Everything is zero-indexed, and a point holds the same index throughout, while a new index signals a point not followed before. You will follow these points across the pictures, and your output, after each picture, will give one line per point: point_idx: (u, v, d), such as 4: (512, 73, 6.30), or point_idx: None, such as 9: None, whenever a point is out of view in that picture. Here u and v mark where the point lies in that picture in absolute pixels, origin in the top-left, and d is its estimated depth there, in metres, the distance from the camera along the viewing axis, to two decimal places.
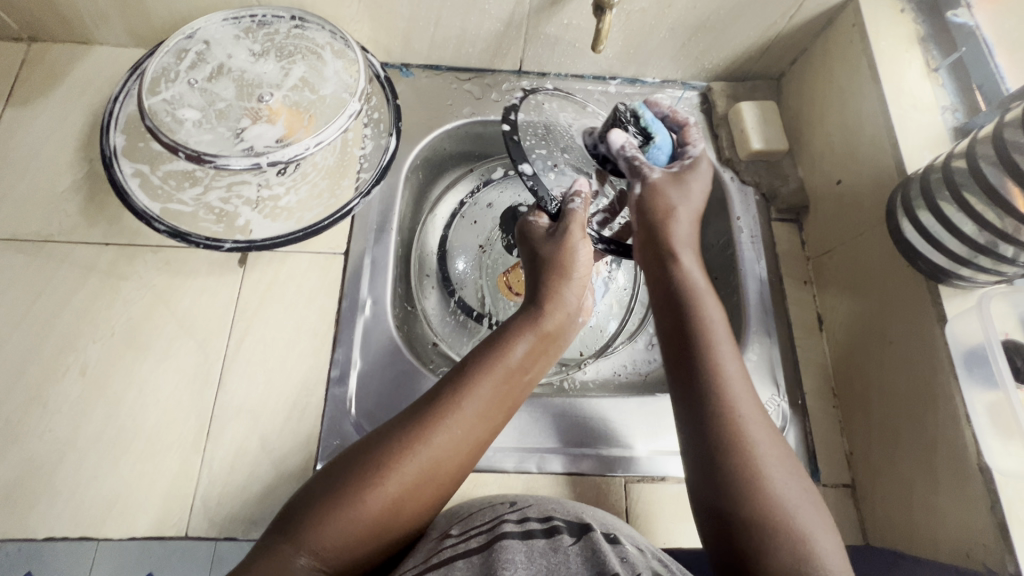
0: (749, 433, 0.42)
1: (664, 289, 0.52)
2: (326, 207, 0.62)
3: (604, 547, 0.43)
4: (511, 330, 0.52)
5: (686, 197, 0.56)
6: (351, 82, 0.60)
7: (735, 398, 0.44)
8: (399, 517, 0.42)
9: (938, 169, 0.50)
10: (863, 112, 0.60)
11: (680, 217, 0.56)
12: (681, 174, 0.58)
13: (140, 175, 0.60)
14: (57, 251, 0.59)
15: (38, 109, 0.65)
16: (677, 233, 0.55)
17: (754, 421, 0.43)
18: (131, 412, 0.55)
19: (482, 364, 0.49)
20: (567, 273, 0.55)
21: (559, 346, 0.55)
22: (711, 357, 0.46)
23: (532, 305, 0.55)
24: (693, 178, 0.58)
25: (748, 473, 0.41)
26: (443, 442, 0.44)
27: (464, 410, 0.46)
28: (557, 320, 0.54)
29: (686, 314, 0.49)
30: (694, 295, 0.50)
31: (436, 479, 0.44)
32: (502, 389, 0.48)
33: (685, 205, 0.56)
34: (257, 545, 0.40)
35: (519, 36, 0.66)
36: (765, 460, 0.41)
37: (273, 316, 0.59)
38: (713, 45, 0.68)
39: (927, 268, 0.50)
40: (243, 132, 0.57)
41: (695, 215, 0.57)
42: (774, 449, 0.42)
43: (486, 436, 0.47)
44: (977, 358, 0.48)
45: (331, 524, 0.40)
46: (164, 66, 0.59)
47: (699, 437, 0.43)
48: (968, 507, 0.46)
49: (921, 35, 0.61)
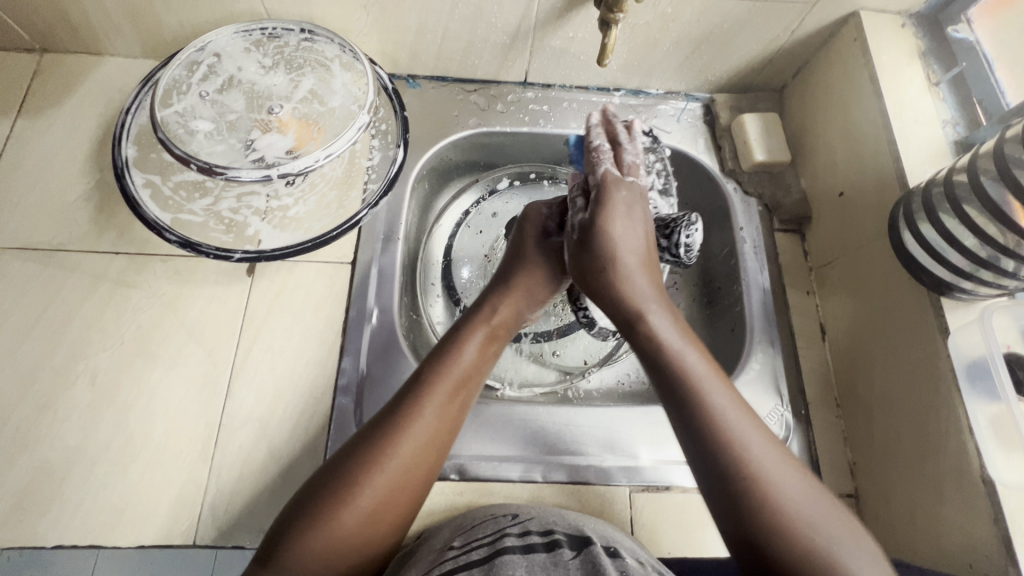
0: (778, 492, 0.39)
1: (649, 359, 0.47)
2: (334, 217, 0.62)
3: (605, 561, 0.43)
4: (458, 334, 0.53)
5: (620, 237, 0.53)
6: (359, 95, 0.62)
7: (747, 454, 0.40)
8: (380, 524, 0.43)
9: (940, 182, 0.51)
10: (865, 125, 0.61)
11: (629, 255, 0.52)
12: (602, 212, 0.53)
13: (151, 185, 0.60)
14: (68, 260, 0.60)
15: (49, 119, 0.66)
16: (635, 279, 0.51)
17: (776, 476, 0.40)
18: (140, 420, 0.55)
19: (436, 367, 0.49)
20: (536, 290, 0.59)
21: (510, 341, 0.57)
22: (710, 418, 0.42)
23: (479, 306, 0.56)
24: (617, 215, 0.53)
25: (789, 535, 0.37)
26: (409, 449, 0.45)
27: (424, 414, 0.46)
28: (506, 316, 0.56)
29: (673, 376, 0.45)
30: (674, 353, 0.46)
31: (410, 483, 0.45)
32: (461, 388, 0.49)
33: (632, 277, 0.51)
34: (248, 569, 0.41)
35: (525, 48, 0.67)
36: (803, 519, 0.38)
37: (280, 324, 0.60)
38: (716, 57, 0.69)
39: (930, 281, 0.51)
40: (253, 142, 0.58)
41: (643, 258, 0.53)
42: (809, 503, 0.39)
43: (448, 434, 0.48)
44: (979, 370, 0.48)
45: (314, 540, 0.41)
46: (175, 79, 0.59)
47: (731, 511, 0.39)
48: (970, 520, 0.47)
49: (921, 50, 0.62)
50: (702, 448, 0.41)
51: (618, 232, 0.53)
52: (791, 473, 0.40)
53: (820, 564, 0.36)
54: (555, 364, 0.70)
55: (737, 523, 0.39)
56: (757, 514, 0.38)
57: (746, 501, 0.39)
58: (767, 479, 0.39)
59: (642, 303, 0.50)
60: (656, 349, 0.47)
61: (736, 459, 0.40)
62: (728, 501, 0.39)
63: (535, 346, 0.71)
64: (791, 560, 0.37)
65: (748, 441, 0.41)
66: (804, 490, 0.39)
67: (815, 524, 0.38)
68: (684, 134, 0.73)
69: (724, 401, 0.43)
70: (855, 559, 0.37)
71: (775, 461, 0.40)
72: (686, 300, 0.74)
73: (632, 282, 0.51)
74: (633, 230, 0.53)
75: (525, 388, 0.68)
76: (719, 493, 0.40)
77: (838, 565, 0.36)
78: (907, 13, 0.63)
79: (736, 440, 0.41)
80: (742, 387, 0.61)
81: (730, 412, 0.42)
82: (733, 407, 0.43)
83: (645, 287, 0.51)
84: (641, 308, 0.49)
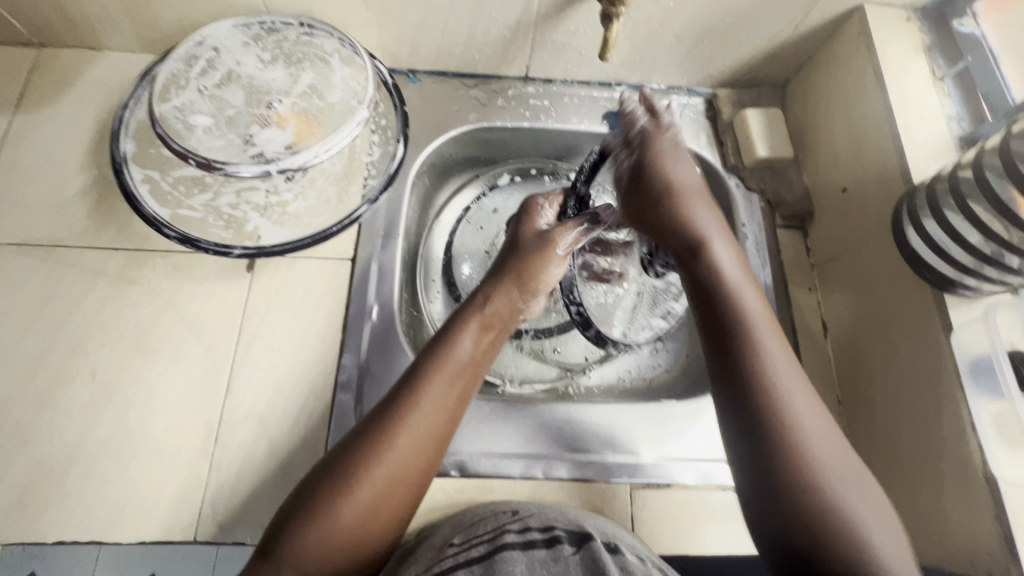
0: (797, 425, 0.41)
1: (702, 285, 0.49)
2: (334, 213, 0.62)
3: (604, 557, 0.43)
4: (453, 324, 0.53)
5: (677, 178, 0.52)
6: (358, 90, 0.61)
7: (782, 386, 0.43)
8: (377, 519, 0.43)
9: (945, 179, 0.50)
10: (869, 120, 0.60)
11: (690, 195, 0.52)
12: (657, 156, 0.53)
13: (150, 181, 0.60)
14: (66, 256, 0.60)
15: (47, 114, 0.65)
16: (698, 211, 0.52)
17: (800, 410, 0.42)
18: (140, 416, 0.55)
19: (433, 359, 0.49)
20: (529, 280, 0.57)
21: (508, 332, 0.57)
22: (752, 345, 0.45)
23: (474, 294, 0.56)
24: (673, 159, 0.53)
25: (795, 464, 0.40)
26: (405, 443, 0.45)
27: (422, 406, 0.46)
28: (503, 309, 0.55)
29: (723, 301, 0.47)
30: (728, 285, 0.48)
31: (407, 478, 0.44)
32: (457, 381, 0.49)
33: (694, 214, 0.52)
34: (247, 566, 0.41)
35: (525, 42, 0.66)
36: (814, 454, 0.40)
37: (280, 320, 0.59)
38: (719, 52, 0.68)
39: (933, 278, 0.50)
40: (252, 137, 0.58)
41: (705, 198, 0.53)
42: (825, 444, 0.41)
43: (446, 427, 0.47)
44: (982, 367, 0.48)
45: (312, 536, 0.41)
46: (174, 73, 0.59)
47: (748, 427, 0.42)
48: (972, 518, 0.47)
49: (926, 45, 0.61)
50: (734, 365, 0.44)
51: (673, 176, 0.52)
52: (816, 406, 0.43)
53: (815, 494, 0.39)
54: (555, 361, 0.70)
55: (749, 436, 0.42)
56: (771, 429, 0.41)
57: (763, 417, 0.42)
58: (791, 406, 0.42)
59: (705, 232, 0.51)
60: (713, 277, 0.49)
61: (764, 381, 0.43)
62: (747, 412, 0.43)
63: (536, 342, 0.71)
64: (788, 473, 0.40)
65: (782, 373, 0.44)
66: (824, 433, 0.42)
67: (823, 451, 0.41)
68: (686, 129, 0.72)
69: (771, 340, 0.45)
70: (857, 502, 0.39)
71: (804, 392, 0.43)
72: None
73: (696, 221, 0.51)
74: (688, 172, 0.53)
75: (526, 385, 0.68)
76: (737, 407, 0.43)
77: (830, 486, 0.39)
78: (912, 7, 0.62)
79: (771, 367, 0.44)
80: None
81: (772, 347, 0.45)
82: (777, 344, 0.45)
83: (707, 219, 0.52)
84: (703, 237, 0.50)
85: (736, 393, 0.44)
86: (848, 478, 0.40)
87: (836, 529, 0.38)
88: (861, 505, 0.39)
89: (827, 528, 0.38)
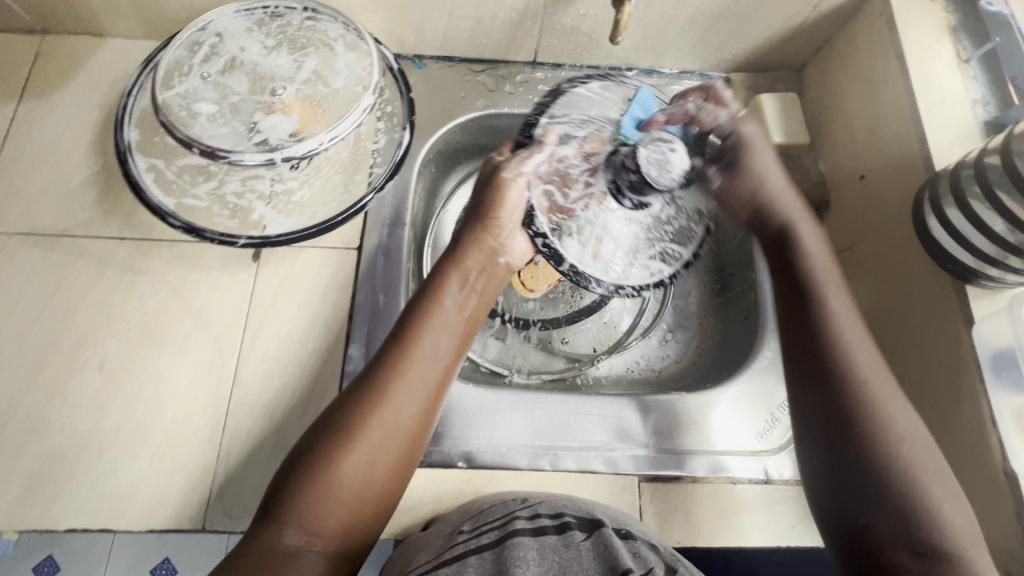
0: (877, 397, 0.44)
1: (778, 256, 0.53)
2: (340, 202, 0.61)
3: (616, 543, 0.43)
4: (435, 276, 0.52)
5: (767, 170, 0.56)
6: (364, 76, 0.59)
7: (859, 357, 0.46)
8: (375, 472, 0.43)
9: (970, 165, 0.48)
10: (890, 105, 0.58)
11: (776, 181, 0.56)
12: (743, 155, 0.56)
13: (154, 169, 0.58)
14: (73, 246, 0.60)
15: (52, 102, 0.65)
16: (784, 195, 0.55)
17: (880, 382, 0.45)
18: (148, 405, 0.55)
19: (420, 312, 0.49)
20: (493, 212, 0.54)
21: (494, 284, 0.54)
22: (830, 320, 0.48)
23: (453, 245, 0.54)
24: (756, 154, 0.56)
25: (877, 431, 0.43)
26: (399, 392, 0.45)
27: (412, 355, 0.46)
28: (481, 257, 0.54)
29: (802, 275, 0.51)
30: (811, 261, 0.52)
31: (404, 428, 0.44)
32: (447, 331, 0.49)
33: (775, 185, 0.55)
34: (248, 532, 0.41)
35: (534, 26, 0.65)
36: (894, 423, 0.43)
37: (286, 310, 0.59)
38: (733, 34, 0.66)
39: (955, 268, 0.49)
40: (256, 125, 0.56)
41: (786, 177, 0.56)
42: (904, 416, 0.44)
43: (440, 377, 0.47)
44: (1005, 361, 0.47)
45: (312, 492, 0.41)
46: (175, 60, 0.57)
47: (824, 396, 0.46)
48: (991, 514, 0.46)
49: (952, 25, 0.58)
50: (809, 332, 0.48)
51: (760, 167, 0.56)
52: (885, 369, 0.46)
53: (892, 460, 0.42)
54: (564, 351, 0.70)
55: (825, 404, 0.45)
56: (847, 398, 0.44)
57: (839, 377, 0.45)
58: (865, 369, 0.45)
59: (790, 214, 0.54)
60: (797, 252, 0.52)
61: (845, 357, 0.46)
62: (824, 381, 0.46)
63: (544, 333, 0.70)
64: (861, 432, 0.43)
65: (855, 336, 0.47)
66: (899, 402, 0.44)
67: (897, 415, 0.44)
68: None
69: (844, 309, 0.49)
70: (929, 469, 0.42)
71: (874, 359, 0.46)
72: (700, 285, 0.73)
73: (778, 195, 0.55)
74: (772, 162, 0.56)
75: (534, 375, 0.67)
76: (814, 379, 0.46)
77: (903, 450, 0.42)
78: None
79: (846, 335, 0.47)
80: (754, 376, 0.61)
81: (844, 310, 0.48)
82: (849, 308, 0.49)
83: (791, 197, 0.55)
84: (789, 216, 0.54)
85: (812, 357, 0.47)
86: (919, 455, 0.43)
87: (905, 493, 0.41)
88: (932, 473, 0.42)
89: (896, 492, 0.41)
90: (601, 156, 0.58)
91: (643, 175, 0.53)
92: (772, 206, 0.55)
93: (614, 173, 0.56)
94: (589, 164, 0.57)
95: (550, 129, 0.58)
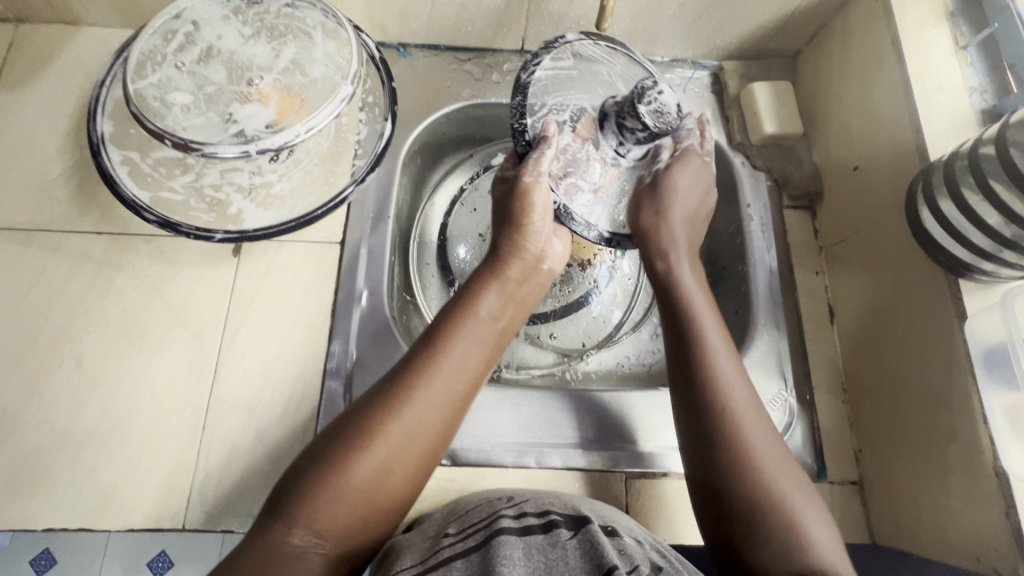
0: (743, 426, 0.45)
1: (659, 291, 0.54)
2: (320, 195, 0.60)
3: (602, 540, 0.42)
4: (472, 286, 0.52)
5: (681, 192, 0.54)
6: (343, 64, 0.57)
7: (727, 388, 0.46)
8: (390, 479, 0.42)
9: (964, 155, 0.47)
10: (884, 93, 0.56)
11: (681, 209, 0.54)
12: (669, 166, 0.54)
13: (129, 163, 0.57)
14: (50, 241, 0.58)
15: (26, 93, 0.63)
16: (674, 228, 0.53)
17: (749, 415, 0.46)
18: (127, 404, 0.54)
19: (452, 319, 0.49)
20: (525, 219, 0.53)
21: (529, 300, 0.54)
22: (700, 347, 0.48)
23: (490, 257, 0.54)
24: (683, 169, 0.54)
25: (746, 460, 0.44)
26: (422, 402, 0.44)
27: (440, 364, 0.45)
28: (522, 268, 0.54)
29: (676, 306, 0.52)
30: (682, 291, 0.52)
31: (424, 437, 0.43)
32: (478, 341, 0.48)
33: (680, 201, 0.53)
34: (253, 528, 0.40)
35: (520, 12, 0.63)
36: (763, 456, 0.44)
37: (267, 307, 0.58)
38: (725, 21, 0.64)
39: (947, 261, 0.48)
40: (233, 115, 0.54)
41: (689, 212, 0.55)
42: (771, 445, 0.45)
43: (468, 388, 0.46)
44: (997, 357, 0.46)
45: (324, 492, 0.40)
46: (150, 49, 0.55)
47: (699, 434, 0.46)
48: (979, 513, 0.45)
49: (949, 11, 0.57)
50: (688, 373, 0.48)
51: (681, 182, 0.54)
52: (758, 411, 0.46)
53: (763, 491, 0.43)
54: (552, 347, 0.69)
55: (702, 440, 0.46)
56: (718, 432, 0.45)
57: (715, 418, 0.46)
58: (732, 399, 0.46)
59: (672, 244, 0.54)
60: (669, 285, 0.53)
61: (716, 390, 0.46)
62: (699, 415, 0.46)
63: (532, 328, 0.69)
64: (740, 466, 0.44)
65: (731, 378, 0.47)
66: (766, 432, 0.46)
67: (765, 455, 0.44)
68: (690, 104, 0.69)
69: (715, 335, 0.49)
70: (799, 501, 0.43)
71: (745, 391, 0.47)
72: None
73: (675, 228, 0.53)
74: (691, 189, 0.55)
75: (523, 371, 0.67)
76: (693, 414, 0.47)
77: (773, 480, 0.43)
78: None
79: (715, 365, 0.48)
80: (744, 371, 0.59)
81: (717, 345, 0.49)
82: (722, 346, 0.49)
83: (682, 234, 0.54)
84: (667, 249, 0.53)
85: (689, 391, 0.48)
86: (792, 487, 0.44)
87: (781, 523, 0.42)
88: (804, 504, 0.43)
89: (770, 521, 0.42)
90: (596, 130, 0.52)
91: (652, 128, 0.48)
92: (659, 231, 0.53)
93: (619, 132, 0.50)
94: (591, 144, 0.52)
95: (544, 119, 0.51)
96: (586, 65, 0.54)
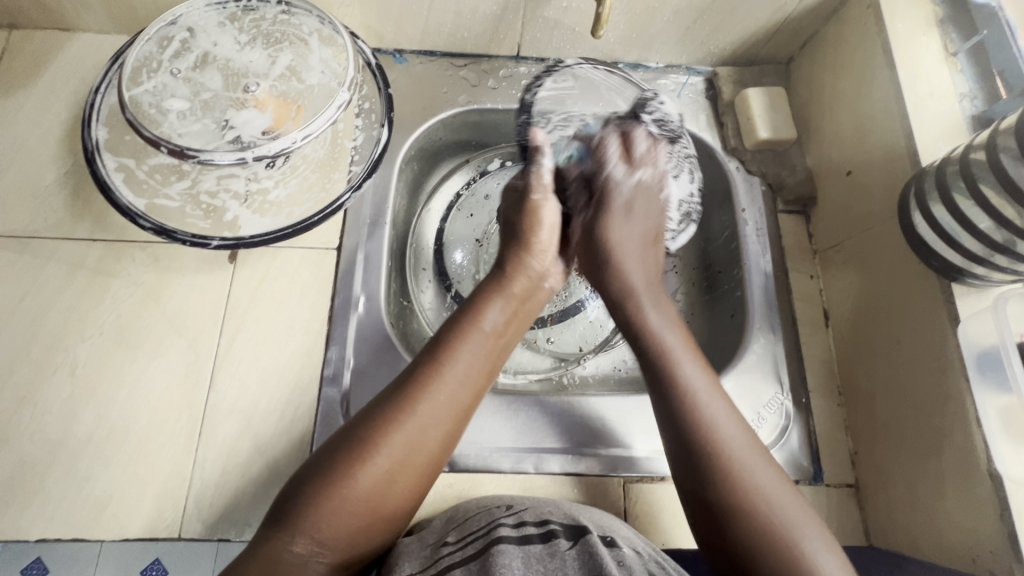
0: (734, 460, 0.43)
1: (634, 338, 0.52)
2: (316, 201, 0.59)
3: (601, 551, 0.42)
4: (477, 297, 0.52)
5: (622, 238, 0.55)
6: (340, 71, 0.57)
7: (711, 422, 0.45)
8: (393, 489, 0.42)
9: (955, 161, 0.48)
10: (877, 99, 0.57)
11: (627, 254, 0.55)
12: (607, 216, 0.56)
13: (124, 169, 0.57)
14: (43, 248, 0.58)
15: (20, 100, 0.63)
16: (629, 270, 0.54)
17: (738, 445, 0.44)
18: (122, 411, 0.54)
19: (458, 329, 0.49)
20: (533, 236, 0.55)
21: (532, 312, 0.54)
22: (678, 384, 0.47)
23: (497, 269, 0.54)
24: (617, 219, 0.56)
25: (740, 494, 0.41)
26: (426, 413, 0.44)
27: (444, 375, 0.45)
28: (526, 282, 0.53)
29: (647, 340, 0.50)
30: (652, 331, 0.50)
31: (428, 449, 0.43)
32: (482, 354, 0.48)
33: (621, 250, 0.55)
34: (255, 537, 0.40)
35: (516, 18, 0.63)
36: (759, 489, 0.41)
37: (264, 313, 0.58)
38: (719, 28, 0.65)
39: (940, 266, 0.48)
40: (229, 122, 0.54)
41: (641, 247, 0.56)
42: (766, 475, 0.42)
43: (470, 400, 0.46)
44: (990, 362, 0.46)
45: (327, 503, 0.40)
46: (145, 55, 0.55)
47: (692, 473, 0.43)
48: (975, 515, 0.46)
49: (939, 18, 0.57)
50: (674, 417, 0.46)
51: (618, 233, 0.56)
52: (749, 441, 0.44)
53: (765, 525, 0.40)
54: (550, 351, 0.69)
55: (694, 477, 0.43)
56: (708, 469, 0.43)
57: (707, 461, 0.43)
58: (717, 434, 0.44)
59: (635, 289, 0.53)
60: (638, 329, 0.51)
61: (701, 428, 0.44)
62: (688, 453, 0.44)
63: (530, 333, 0.69)
64: (733, 502, 0.41)
65: (715, 411, 0.45)
66: (760, 465, 0.43)
67: (764, 489, 0.42)
68: (684, 110, 0.70)
69: (693, 372, 0.47)
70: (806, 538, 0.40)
71: (733, 424, 0.45)
72: (685, 283, 0.71)
73: (626, 277, 0.54)
74: (634, 234, 0.56)
75: (520, 375, 0.66)
76: (682, 454, 0.44)
77: (773, 514, 0.40)
78: None
79: (698, 402, 0.46)
80: (740, 375, 0.59)
81: (698, 382, 0.47)
82: (705, 382, 0.47)
83: (642, 279, 0.54)
84: (631, 292, 0.53)
85: (674, 432, 0.45)
86: (795, 517, 0.41)
87: (785, 562, 0.39)
88: (810, 537, 0.40)
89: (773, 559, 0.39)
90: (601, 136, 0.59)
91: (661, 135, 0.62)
92: (618, 274, 0.54)
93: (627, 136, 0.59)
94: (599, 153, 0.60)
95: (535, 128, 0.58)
96: (585, 81, 0.63)
